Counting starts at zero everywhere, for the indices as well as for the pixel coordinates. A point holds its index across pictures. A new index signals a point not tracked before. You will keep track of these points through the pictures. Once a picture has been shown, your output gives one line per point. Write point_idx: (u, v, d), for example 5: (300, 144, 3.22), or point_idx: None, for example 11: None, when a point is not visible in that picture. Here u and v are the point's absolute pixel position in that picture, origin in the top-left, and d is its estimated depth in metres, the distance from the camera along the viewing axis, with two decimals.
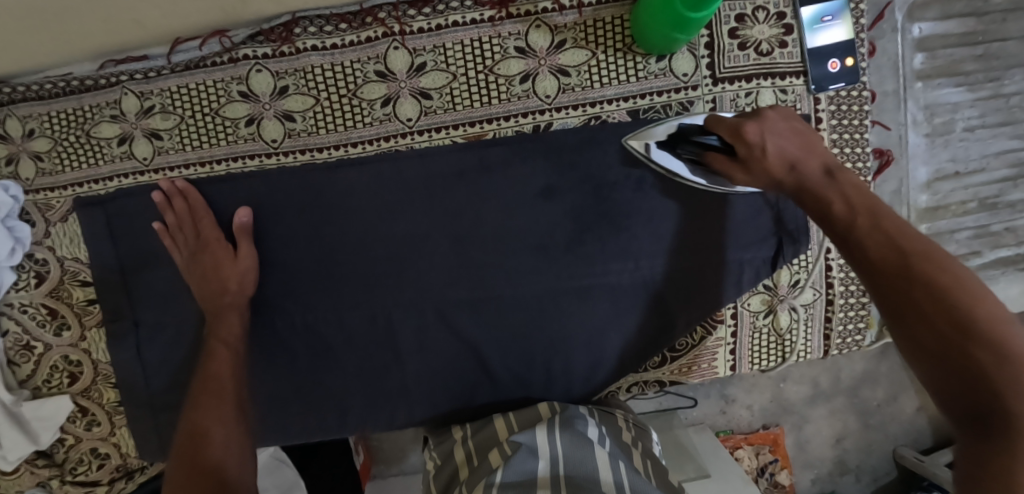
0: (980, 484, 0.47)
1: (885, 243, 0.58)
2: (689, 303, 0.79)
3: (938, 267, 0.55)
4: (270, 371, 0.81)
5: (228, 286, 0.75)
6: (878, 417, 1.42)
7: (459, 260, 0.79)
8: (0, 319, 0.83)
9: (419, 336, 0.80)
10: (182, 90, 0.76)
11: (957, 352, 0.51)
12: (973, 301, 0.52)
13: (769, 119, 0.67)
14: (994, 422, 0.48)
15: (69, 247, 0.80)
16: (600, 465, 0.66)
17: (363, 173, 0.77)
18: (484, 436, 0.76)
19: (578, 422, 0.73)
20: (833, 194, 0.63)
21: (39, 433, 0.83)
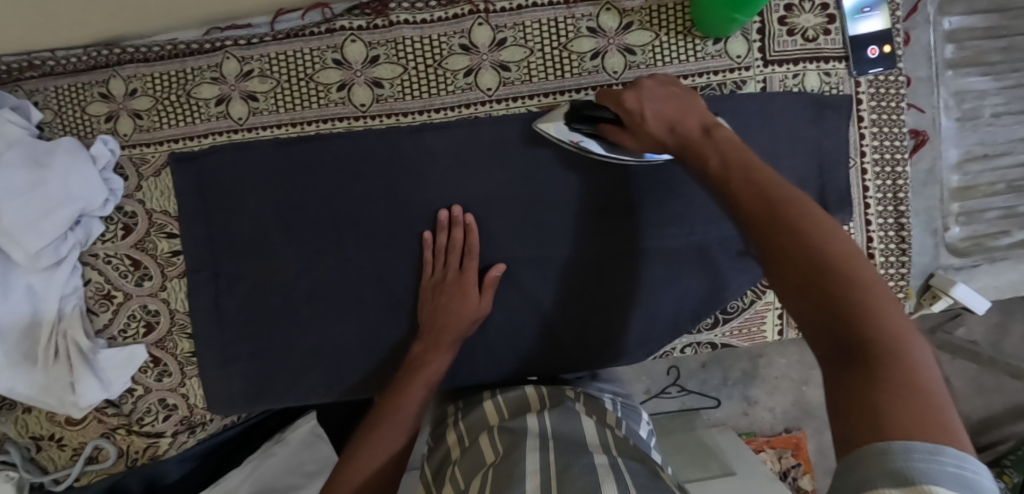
0: (847, 417, 0.44)
1: (753, 187, 0.56)
2: (736, 266, 0.86)
3: (799, 208, 0.53)
4: (345, 319, 0.87)
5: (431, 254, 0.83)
6: None
7: (527, 219, 0.84)
8: (84, 268, 0.87)
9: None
10: (280, 56, 0.82)
11: (818, 288, 0.49)
12: (826, 238, 0.51)
13: (646, 86, 0.69)
14: (857, 354, 0.46)
15: (159, 200, 0.85)
16: (582, 430, 0.72)
17: (444, 137, 0.83)
18: (473, 419, 0.80)
19: (561, 402, 0.79)
20: (706, 148, 0.62)
21: (112, 381, 0.86)
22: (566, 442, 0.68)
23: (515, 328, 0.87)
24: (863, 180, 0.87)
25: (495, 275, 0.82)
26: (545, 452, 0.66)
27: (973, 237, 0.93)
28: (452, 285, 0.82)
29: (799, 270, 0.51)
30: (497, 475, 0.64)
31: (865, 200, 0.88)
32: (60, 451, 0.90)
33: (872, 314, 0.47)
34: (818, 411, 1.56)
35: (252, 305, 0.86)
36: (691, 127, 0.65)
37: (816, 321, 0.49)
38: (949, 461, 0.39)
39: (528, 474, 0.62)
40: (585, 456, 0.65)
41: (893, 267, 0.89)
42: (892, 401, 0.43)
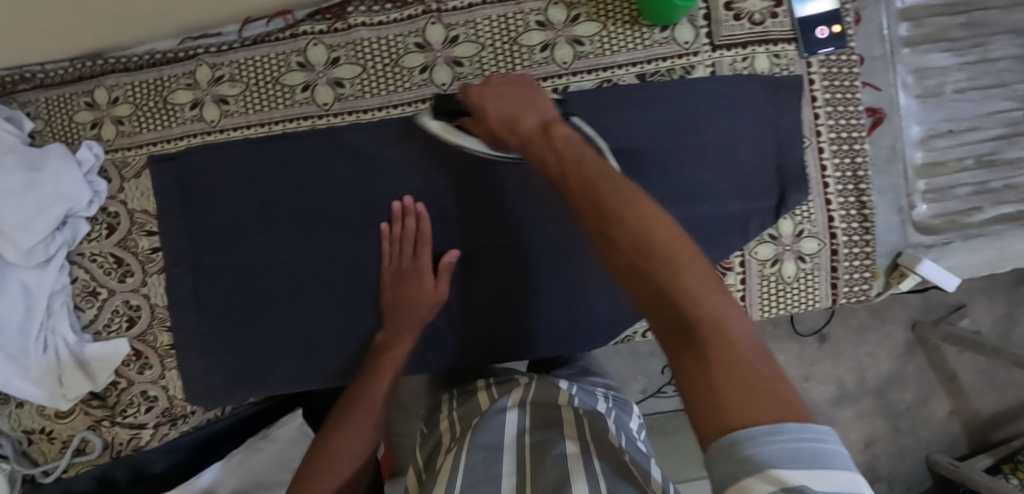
0: (691, 399, 0.47)
1: (589, 189, 0.60)
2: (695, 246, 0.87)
3: (620, 207, 0.57)
4: (316, 308, 0.90)
5: (404, 244, 0.86)
6: (908, 420, 1.54)
7: (486, 210, 0.88)
8: (72, 267, 0.92)
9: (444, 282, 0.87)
10: (248, 62, 0.87)
11: (648, 276, 0.53)
12: (648, 228, 0.55)
13: (488, 83, 0.75)
14: (686, 336, 0.49)
15: (140, 200, 0.91)
16: (562, 417, 0.73)
17: (404, 130, 0.87)
18: (467, 407, 0.82)
19: (546, 390, 0.80)
20: (547, 154, 0.67)
21: (97, 374, 0.91)
22: (540, 435, 0.70)
23: (481, 312, 0.91)
24: (821, 159, 0.88)
25: (449, 261, 0.86)
26: (520, 454, 0.68)
27: (945, 214, 0.91)
28: (411, 272, 0.86)
29: (629, 261, 0.55)
30: (470, 465, 0.67)
31: (824, 179, 0.88)
32: (51, 444, 0.95)
33: (691, 293, 0.51)
34: (821, 410, 1.52)
35: (228, 297, 0.91)
36: (528, 124, 0.71)
37: (652, 306, 0.52)
38: (777, 433, 0.43)
39: (502, 476, 0.65)
40: (557, 447, 0.66)
41: (857, 246, 0.89)
42: (713, 383, 0.47)
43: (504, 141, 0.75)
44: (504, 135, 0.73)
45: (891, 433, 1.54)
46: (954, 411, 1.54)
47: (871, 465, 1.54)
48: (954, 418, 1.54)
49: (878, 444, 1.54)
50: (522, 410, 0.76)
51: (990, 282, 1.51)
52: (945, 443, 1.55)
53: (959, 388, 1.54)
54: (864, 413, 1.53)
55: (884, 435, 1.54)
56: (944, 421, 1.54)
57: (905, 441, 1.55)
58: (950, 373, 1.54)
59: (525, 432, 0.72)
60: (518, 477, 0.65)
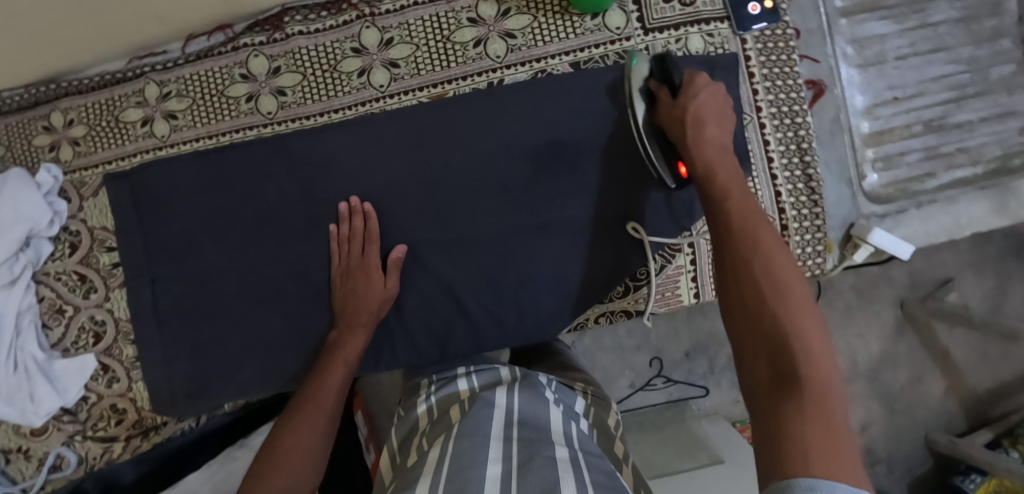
0: (772, 434, 0.52)
1: (744, 227, 0.66)
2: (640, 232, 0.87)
3: (776, 255, 0.63)
4: (273, 311, 0.93)
5: (354, 240, 0.88)
6: (904, 400, 1.53)
7: (429, 205, 0.89)
8: (39, 287, 0.95)
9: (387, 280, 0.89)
10: (194, 77, 0.90)
11: (766, 323, 0.59)
12: (785, 285, 0.61)
13: (699, 81, 0.77)
14: (788, 383, 0.54)
15: (98, 218, 0.93)
16: (552, 418, 0.75)
17: (344, 133, 0.88)
18: (445, 395, 0.83)
19: (532, 386, 0.82)
20: (729, 183, 0.70)
21: (67, 389, 0.93)
22: (528, 431, 0.70)
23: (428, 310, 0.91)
24: (763, 134, 0.87)
25: (397, 256, 0.87)
26: (507, 447, 0.68)
27: (896, 183, 0.90)
28: (357, 270, 0.87)
29: (753, 304, 0.61)
30: (458, 451, 0.66)
31: (768, 154, 0.87)
32: (28, 461, 0.97)
33: (800, 349, 0.56)
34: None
35: (191, 305, 0.94)
36: (711, 144, 0.74)
37: (760, 346, 0.58)
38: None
39: (489, 460, 0.65)
40: (545, 448, 0.66)
41: (807, 220, 0.88)
42: (798, 426, 0.51)
43: (676, 137, 0.77)
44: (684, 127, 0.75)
45: (887, 414, 1.54)
46: (950, 389, 1.54)
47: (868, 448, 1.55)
48: (951, 396, 1.54)
49: (874, 426, 1.55)
50: (509, 404, 0.77)
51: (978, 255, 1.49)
52: (943, 421, 1.55)
53: (953, 365, 1.53)
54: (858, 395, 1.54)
55: (880, 417, 1.54)
56: (941, 400, 1.54)
57: (901, 422, 1.54)
58: (943, 350, 1.53)
59: (515, 426, 0.72)
60: (504, 466, 0.65)
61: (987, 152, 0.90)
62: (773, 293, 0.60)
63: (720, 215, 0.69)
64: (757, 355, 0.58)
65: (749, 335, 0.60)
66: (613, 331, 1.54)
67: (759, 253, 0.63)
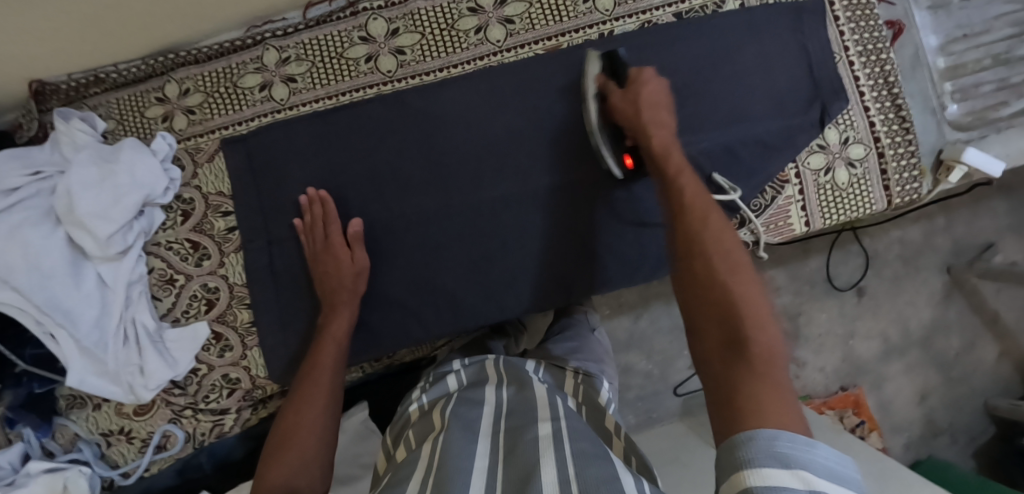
0: (723, 398, 0.55)
1: (693, 205, 0.68)
2: (741, 172, 0.92)
3: (723, 229, 0.66)
4: (391, 268, 0.92)
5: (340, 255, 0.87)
6: (959, 367, 1.65)
7: (551, 148, 0.91)
8: (149, 257, 0.93)
9: (500, 228, 0.91)
10: (314, 41, 0.93)
11: (711, 293, 0.62)
12: (726, 256, 0.63)
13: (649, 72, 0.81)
14: (737, 349, 0.57)
15: (214, 183, 0.93)
16: (535, 397, 0.77)
17: (460, 88, 0.92)
18: (436, 394, 0.86)
19: (516, 377, 0.84)
20: (677, 165, 0.73)
21: (178, 359, 0.91)
22: (516, 419, 0.72)
23: (494, 264, 0.92)
24: (853, 71, 0.95)
25: (353, 230, 0.88)
26: (496, 438, 0.70)
27: (975, 112, 0.99)
28: (323, 253, 0.88)
29: (699, 277, 0.63)
30: (447, 443, 0.68)
31: (859, 89, 0.95)
32: (130, 444, 0.92)
33: (744, 315, 0.58)
34: (870, 366, 1.65)
35: (303, 266, 0.92)
36: (660, 128, 0.77)
37: (709, 317, 0.61)
38: (794, 443, 0.48)
39: (476, 454, 0.67)
40: (528, 431, 0.68)
41: (902, 148, 0.95)
42: (748, 387, 0.54)
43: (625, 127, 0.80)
44: (630, 113, 0.79)
45: (944, 383, 1.65)
46: (1004, 353, 1.66)
47: (930, 417, 1.65)
48: (1004, 361, 1.66)
49: (933, 395, 1.65)
50: (497, 400, 0.80)
51: (1016, 219, 1.62)
52: (1001, 386, 1.66)
53: (1004, 329, 1.65)
54: (914, 365, 1.65)
55: (938, 386, 1.65)
56: (994, 366, 1.66)
57: (958, 389, 1.66)
58: (993, 314, 1.65)
59: (501, 418, 0.75)
60: (492, 458, 0.67)
61: None
62: (723, 265, 0.62)
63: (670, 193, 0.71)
64: (710, 322, 0.60)
65: (699, 308, 0.62)
66: (669, 311, 1.61)
67: (702, 227, 0.66)
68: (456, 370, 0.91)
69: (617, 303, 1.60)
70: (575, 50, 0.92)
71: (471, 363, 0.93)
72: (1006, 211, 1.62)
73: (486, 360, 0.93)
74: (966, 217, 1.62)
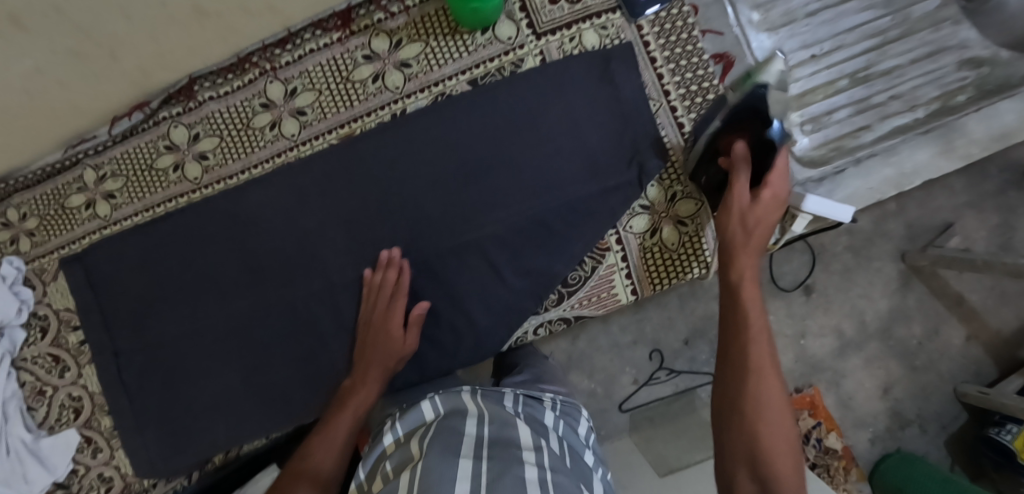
0: None
1: (765, 391, 0.67)
2: (554, 248, 0.86)
3: (777, 424, 0.66)
4: (222, 372, 0.95)
5: (393, 323, 0.84)
6: (923, 355, 1.56)
7: (353, 241, 0.89)
8: (21, 372, 1.01)
9: (314, 321, 0.91)
10: (124, 156, 0.94)
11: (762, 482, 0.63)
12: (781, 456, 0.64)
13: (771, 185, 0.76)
14: None
15: (61, 299, 0.98)
16: (520, 436, 0.75)
17: (264, 186, 0.91)
18: (409, 422, 0.83)
19: (499, 414, 0.80)
20: (758, 330, 0.71)
21: (56, 463, 0.99)
22: (501, 453, 0.71)
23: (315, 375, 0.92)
24: (676, 117, 0.86)
25: (420, 312, 0.85)
26: (479, 466, 0.69)
27: (828, 142, 0.89)
28: (378, 320, 0.85)
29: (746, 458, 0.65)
30: (427, 471, 0.67)
31: (685, 136, 0.86)
32: None
33: None
34: (826, 363, 1.58)
35: (148, 372, 0.96)
36: (749, 264, 0.75)
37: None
38: None
39: (457, 479, 0.65)
40: (516, 468, 0.68)
41: None
42: None
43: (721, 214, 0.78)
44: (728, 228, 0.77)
45: (908, 373, 1.57)
46: (972, 335, 1.56)
47: (896, 410, 1.57)
48: (973, 344, 1.56)
49: (897, 387, 1.57)
50: (479, 432, 0.76)
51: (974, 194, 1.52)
52: (971, 371, 1.56)
53: (969, 310, 1.56)
54: (873, 358, 1.58)
55: (901, 377, 1.57)
56: (963, 349, 1.56)
57: (924, 378, 1.57)
58: (957, 297, 1.56)
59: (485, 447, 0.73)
60: (473, 481, 0.66)
61: (922, 94, 0.88)
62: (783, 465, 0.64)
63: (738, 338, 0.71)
64: None
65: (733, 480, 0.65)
66: (607, 331, 1.65)
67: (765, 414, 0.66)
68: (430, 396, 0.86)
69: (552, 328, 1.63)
70: (370, 134, 0.89)
71: (446, 393, 0.88)
72: (963, 187, 1.52)
73: (461, 390, 0.87)
74: (918, 199, 1.53)
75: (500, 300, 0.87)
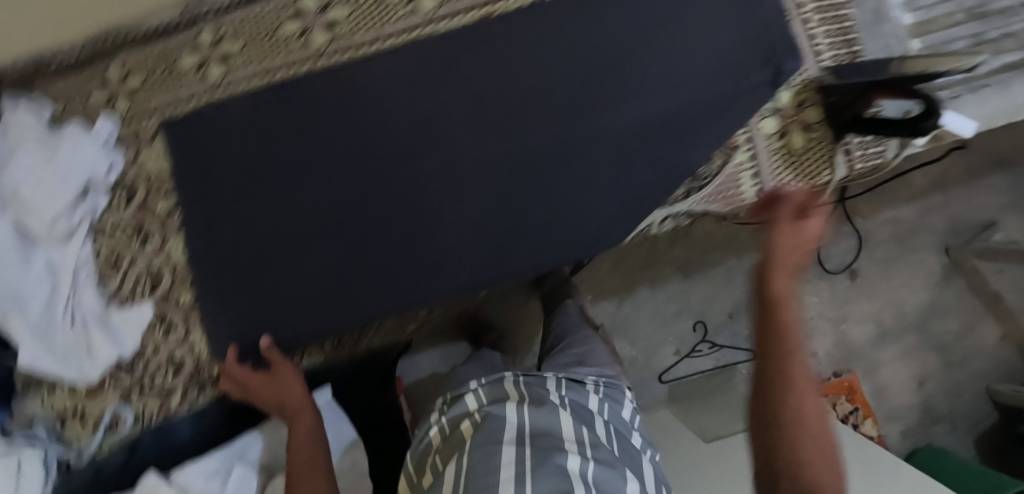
0: None
1: (793, 373, 0.69)
2: (685, 140, 0.87)
3: (814, 413, 0.67)
4: (325, 249, 0.91)
5: (275, 367, 0.92)
6: (959, 351, 1.64)
7: (484, 120, 0.89)
8: (97, 241, 0.95)
9: (436, 201, 0.90)
10: (247, 18, 0.93)
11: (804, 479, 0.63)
12: (807, 441, 0.65)
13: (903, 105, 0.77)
14: None
15: (155, 162, 0.94)
16: (560, 426, 0.92)
17: (393, 62, 0.90)
18: (455, 413, 1.03)
19: (546, 402, 0.97)
20: (790, 303, 0.73)
21: (125, 338, 0.93)
22: (545, 441, 0.88)
23: (428, 255, 0.90)
24: (808, 28, 0.89)
25: (268, 345, 0.92)
26: (521, 445, 0.87)
27: None
28: (258, 382, 0.92)
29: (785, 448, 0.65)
30: (472, 465, 0.86)
31: (816, 47, 0.89)
32: (83, 423, 0.96)
33: None
34: (865, 351, 1.64)
35: (244, 246, 0.92)
36: (786, 240, 0.75)
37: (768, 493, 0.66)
38: None
39: (503, 466, 0.83)
40: (557, 456, 0.84)
41: None
42: None
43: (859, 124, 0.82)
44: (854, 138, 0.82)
45: (944, 368, 1.65)
46: (1006, 335, 1.64)
47: (929, 403, 1.64)
48: (1006, 343, 1.64)
49: (931, 380, 1.65)
50: (520, 419, 0.93)
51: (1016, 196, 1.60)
52: (1002, 370, 1.64)
53: (1005, 310, 1.63)
54: (911, 350, 1.64)
55: (936, 371, 1.65)
56: (996, 348, 1.64)
57: (959, 374, 1.65)
58: (994, 294, 1.63)
59: (528, 427, 0.92)
60: (518, 467, 0.83)
61: None
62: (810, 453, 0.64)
63: (766, 328, 0.72)
64: None
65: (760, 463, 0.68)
66: (654, 298, 1.63)
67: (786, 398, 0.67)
68: (473, 389, 1.05)
69: (598, 289, 1.62)
70: (509, 18, 0.89)
71: (488, 383, 1.07)
72: (1007, 186, 1.59)
73: (503, 379, 1.06)
74: (965, 196, 1.59)
75: (630, 190, 0.88)
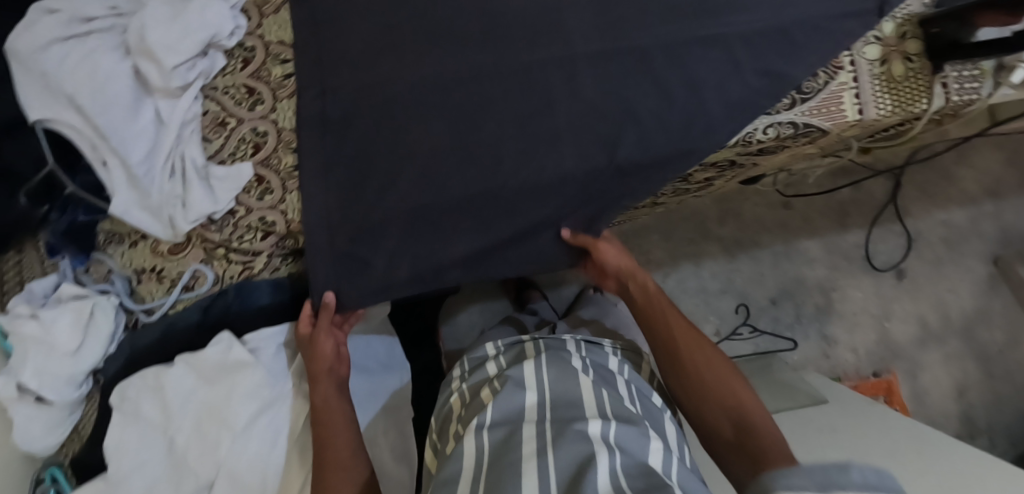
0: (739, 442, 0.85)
1: (661, 315, 0.97)
2: (794, 53, 0.90)
3: (681, 326, 0.96)
4: (429, 123, 0.92)
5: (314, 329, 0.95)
6: (1003, 362, 1.61)
7: (602, 16, 0.92)
8: (204, 102, 0.97)
9: (547, 84, 0.92)
10: None
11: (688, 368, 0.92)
12: (692, 344, 0.94)
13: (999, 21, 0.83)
14: (716, 407, 0.88)
15: (277, 33, 0.99)
16: (579, 389, 0.85)
17: None
18: (477, 378, 0.98)
19: (564, 366, 0.89)
20: (639, 282, 0.99)
21: (220, 193, 0.93)
22: (564, 413, 0.80)
23: (532, 140, 0.91)
24: None
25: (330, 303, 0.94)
26: (540, 422, 0.79)
27: None
28: (307, 342, 0.96)
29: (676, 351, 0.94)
30: (493, 442, 0.78)
31: None
32: (159, 284, 0.98)
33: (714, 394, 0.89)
34: (907, 351, 1.62)
35: (353, 114, 0.94)
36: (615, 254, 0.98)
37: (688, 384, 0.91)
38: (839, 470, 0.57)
39: (524, 441, 0.75)
40: (577, 424, 0.76)
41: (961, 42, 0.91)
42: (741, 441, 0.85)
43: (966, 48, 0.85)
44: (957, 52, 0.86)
45: (986, 379, 1.60)
46: None
47: (968, 415, 1.59)
48: None
49: (972, 391, 1.60)
50: (539, 387, 0.87)
51: None
52: None
53: None
54: (953, 355, 1.62)
55: (978, 381, 1.60)
56: None
57: (1000, 388, 1.60)
58: None
59: (547, 397, 0.85)
60: (539, 441, 0.75)
61: None
62: (698, 351, 0.93)
63: (664, 344, 0.95)
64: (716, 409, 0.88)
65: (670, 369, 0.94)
66: (698, 274, 1.64)
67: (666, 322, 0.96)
68: (494, 357, 1.00)
69: (646, 260, 1.63)
70: None
71: (507, 349, 1.03)
72: None
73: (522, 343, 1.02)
74: (1015, 207, 1.63)
75: (733, 94, 0.90)
